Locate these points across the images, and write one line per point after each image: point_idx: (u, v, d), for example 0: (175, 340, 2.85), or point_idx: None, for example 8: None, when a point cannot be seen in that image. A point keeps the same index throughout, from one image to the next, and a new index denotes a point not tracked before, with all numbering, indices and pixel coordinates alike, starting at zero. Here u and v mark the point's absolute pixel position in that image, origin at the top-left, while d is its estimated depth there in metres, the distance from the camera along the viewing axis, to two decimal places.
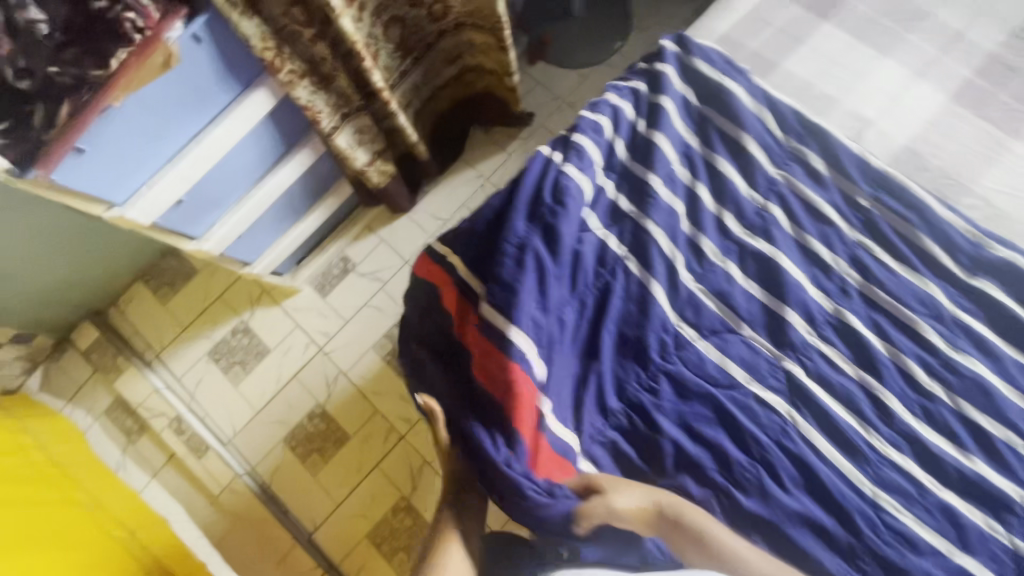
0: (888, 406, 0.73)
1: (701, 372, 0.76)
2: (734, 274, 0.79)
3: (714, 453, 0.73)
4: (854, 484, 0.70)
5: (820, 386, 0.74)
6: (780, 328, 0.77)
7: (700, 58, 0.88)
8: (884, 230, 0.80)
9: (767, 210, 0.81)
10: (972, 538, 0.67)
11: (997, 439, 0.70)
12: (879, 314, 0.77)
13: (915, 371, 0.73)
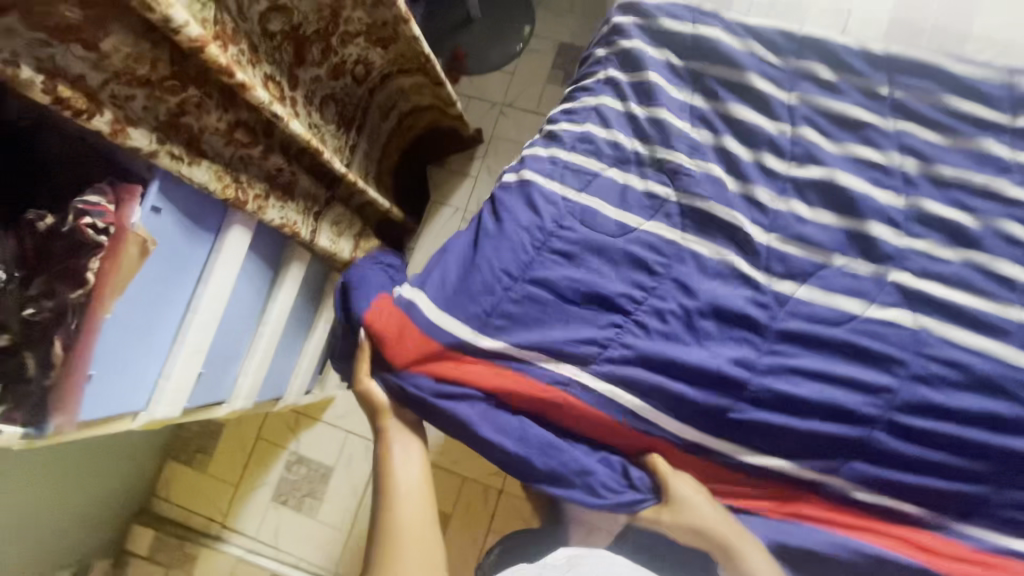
0: (1002, 271, 0.77)
1: (814, 317, 0.78)
2: (802, 212, 0.81)
3: (869, 386, 0.76)
4: (1011, 362, 0.75)
5: (931, 280, 0.78)
6: (871, 243, 0.79)
7: (663, 15, 0.88)
8: (919, 109, 0.81)
9: (799, 135, 0.83)
10: None
11: None
12: (955, 190, 0.79)
13: (1008, 227, 0.77)
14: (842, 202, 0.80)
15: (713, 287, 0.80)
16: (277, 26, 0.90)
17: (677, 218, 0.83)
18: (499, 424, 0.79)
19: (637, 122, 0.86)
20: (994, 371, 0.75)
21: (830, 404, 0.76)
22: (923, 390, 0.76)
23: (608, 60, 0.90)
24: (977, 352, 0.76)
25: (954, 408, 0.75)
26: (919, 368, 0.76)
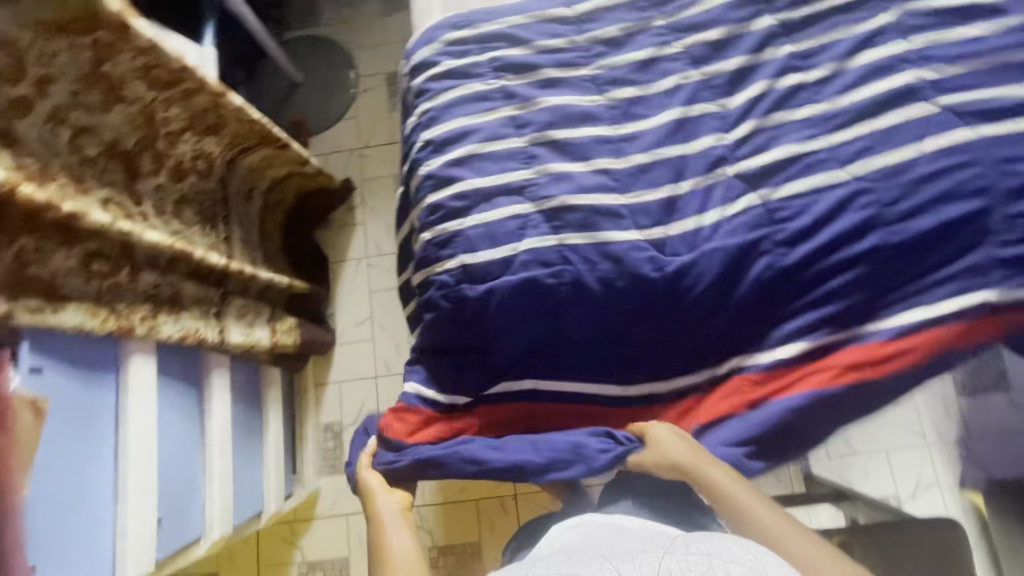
0: (822, 110, 0.82)
1: (696, 245, 0.79)
2: (639, 161, 0.81)
3: (765, 268, 0.79)
4: (871, 174, 0.79)
5: (771, 152, 0.81)
6: (705, 153, 0.81)
7: (449, 57, 0.90)
8: (693, 19, 0.87)
9: (612, 100, 0.85)
10: (940, 123, 0.80)
11: (890, 62, 0.83)
12: (752, 67, 0.84)
13: (803, 81, 0.83)
14: (677, 129, 0.83)
15: (598, 266, 0.78)
16: (94, 148, 0.88)
17: (547, 222, 0.80)
18: (491, 445, 0.82)
19: (471, 153, 0.84)
20: (857, 201, 0.79)
21: (742, 298, 0.79)
22: (804, 248, 0.78)
23: (418, 113, 0.90)
24: (845, 187, 0.79)
25: (840, 262, 0.79)
26: (786, 232, 0.79)
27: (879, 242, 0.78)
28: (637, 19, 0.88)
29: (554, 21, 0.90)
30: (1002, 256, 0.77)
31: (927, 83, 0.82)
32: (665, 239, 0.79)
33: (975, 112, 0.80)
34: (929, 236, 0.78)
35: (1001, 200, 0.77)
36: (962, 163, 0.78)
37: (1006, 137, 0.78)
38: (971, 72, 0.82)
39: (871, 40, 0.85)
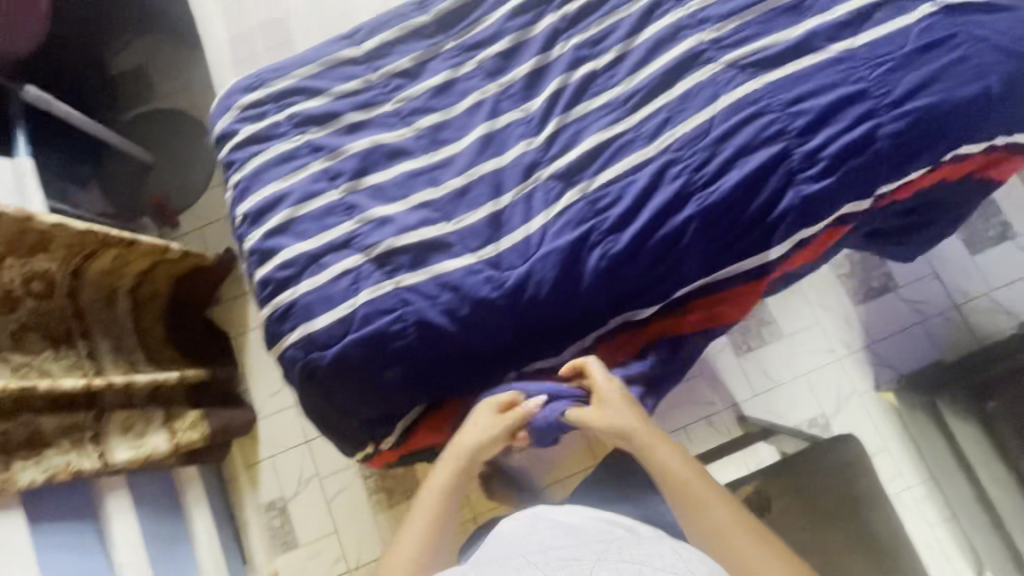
0: (618, 94, 0.84)
1: (530, 254, 0.79)
2: (456, 185, 0.81)
3: (600, 258, 0.80)
4: (675, 145, 0.82)
5: (580, 146, 0.82)
6: (517, 161, 0.82)
7: (247, 123, 0.87)
8: (479, 35, 0.87)
9: (418, 129, 0.84)
10: (725, 81, 0.83)
11: (671, 33, 0.86)
12: (545, 68, 0.86)
13: (595, 69, 0.85)
14: (486, 145, 0.83)
15: (439, 299, 0.78)
16: None
17: (379, 268, 0.79)
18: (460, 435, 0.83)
19: (289, 218, 0.81)
20: (668, 172, 0.81)
21: (587, 292, 0.80)
22: (631, 230, 0.79)
23: (231, 187, 0.87)
24: (655, 163, 0.81)
25: (668, 236, 0.80)
26: (610, 219, 0.80)
27: (697, 209, 0.80)
28: (428, 44, 0.88)
29: (345, 63, 0.87)
30: (807, 194, 0.80)
31: (708, 45, 0.85)
32: (498, 255, 0.79)
33: (756, 62, 0.83)
34: (742, 189, 0.80)
35: (796, 141, 0.81)
36: (754, 113, 0.82)
37: (787, 80, 0.82)
38: (745, 25, 0.85)
39: (651, 14, 0.87)
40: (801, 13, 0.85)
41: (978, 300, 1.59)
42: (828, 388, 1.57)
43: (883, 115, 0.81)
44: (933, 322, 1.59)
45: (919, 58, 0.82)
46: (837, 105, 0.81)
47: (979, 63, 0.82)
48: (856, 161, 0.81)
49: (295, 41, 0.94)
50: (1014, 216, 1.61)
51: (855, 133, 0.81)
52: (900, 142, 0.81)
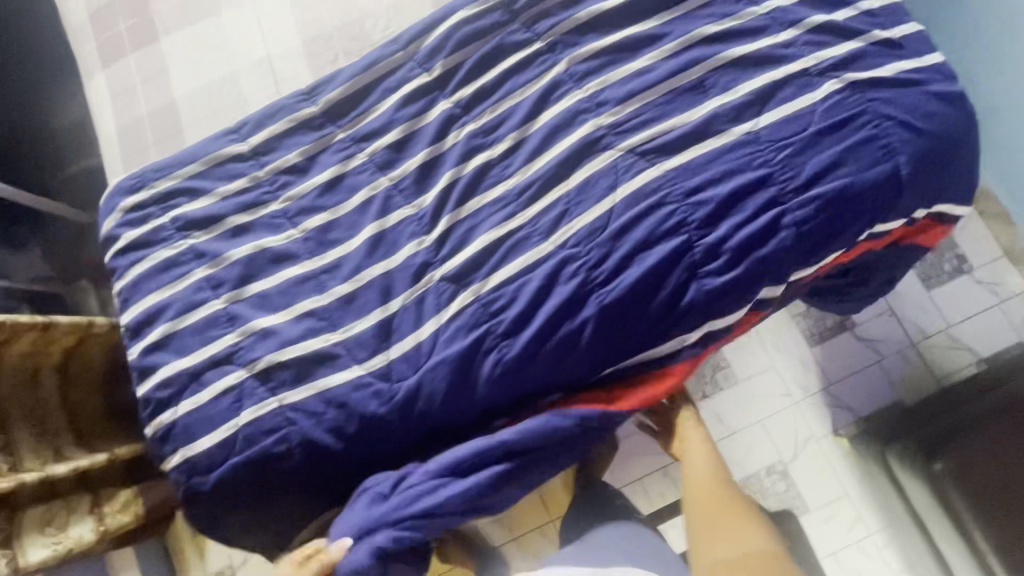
0: (512, 186, 0.80)
1: (420, 363, 0.76)
2: (344, 291, 0.78)
3: (494, 365, 0.76)
4: (571, 240, 0.78)
5: (473, 244, 0.78)
6: (407, 263, 0.78)
7: (130, 227, 0.83)
8: (370, 126, 0.83)
9: (305, 231, 0.80)
10: (624, 169, 0.79)
11: (568, 118, 0.82)
12: (437, 159, 0.82)
13: (489, 158, 0.81)
14: (375, 245, 0.79)
15: (325, 415, 0.75)
16: None
17: (262, 385, 0.75)
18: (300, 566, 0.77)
19: (170, 332, 0.78)
20: (564, 271, 0.77)
21: (483, 400, 0.77)
22: (528, 333, 0.76)
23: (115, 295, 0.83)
24: (550, 261, 0.78)
25: (566, 338, 0.76)
26: (504, 322, 0.76)
27: (594, 310, 0.76)
28: (317, 136, 0.84)
29: (231, 160, 0.84)
30: (711, 287, 0.77)
31: (606, 130, 0.81)
32: (388, 365, 0.76)
33: (656, 148, 0.80)
34: (641, 287, 0.77)
35: (696, 233, 0.78)
36: (654, 204, 0.78)
37: (688, 167, 0.79)
38: (645, 107, 0.81)
39: (548, 97, 0.83)
40: (704, 92, 0.81)
41: (937, 337, 1.51)
42: (783, 434, 1.45)
43: (787, 202, 0.78)
44: (890, 360, 1.51)
45: (824, 139, 0.79)
46: (739, 194, 0.78)
47: (885, 144, 0.79)
48: (760, 251, 0.78)
49: (184, 131, 0.90)
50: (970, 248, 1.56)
51: (757, 222, 0.78)
52: (805, 230, 0.78)
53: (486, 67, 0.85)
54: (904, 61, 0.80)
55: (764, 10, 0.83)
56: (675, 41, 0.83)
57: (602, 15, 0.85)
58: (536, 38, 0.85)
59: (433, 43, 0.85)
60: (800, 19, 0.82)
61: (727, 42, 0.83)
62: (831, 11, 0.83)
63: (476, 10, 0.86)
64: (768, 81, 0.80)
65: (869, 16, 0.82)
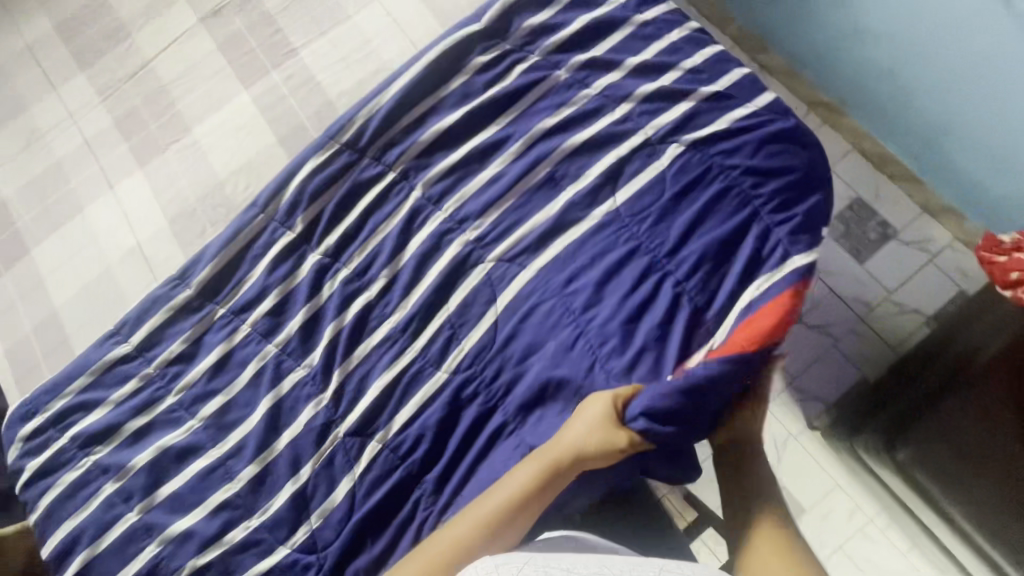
0: (394, 322, 0.80)
1: (342, 526, 0.75)
2: (252, 471, 0.76)
3: (415, 503, 0.76)
4: (463, 366, 0.78)
5: (369, 392, 0.78)
6: (307, 427, 0.77)
7: (32, 456, 0.82)
8: (245, 297, 0.83)
9: (205, 419, 0.80)
10: (499, 279, 0.80)
11: (435, 242, 0.82)
12: (318, 314, 0.82)
13: (368, 301, 0.81)
14: (274, 418, 0.78)
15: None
16: None
17: None
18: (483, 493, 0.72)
19: (89, 558, 0.76)
20: (462, 396, 0.77)
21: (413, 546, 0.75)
22: (439, 467, 0.76)
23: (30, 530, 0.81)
24: (446, 391, 0.77)
25: (483, 453, 0.76)
26: (414, 464, 0.76)
27: (504, 419, 0.77)
28: (197, 319, 0.83)
29: (118, 363, 0.83)
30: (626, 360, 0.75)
31: (473, 245, 0.81)
32: (311, 537, 0.75)
33: (525, 252, 0.80)
34: (541, 388, 0.76)
35: (586, 321, 0.78)
36: (534, 308, 0.78)
37: (558, 263, 0.79)
38: (505, 213, 0.82)
39: (411, 225, 0.83)
40: (557, 185, 0.82)
41: (881, 307, 1.49)
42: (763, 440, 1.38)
43: (664, 265, 0.78)
44: (845, 342, 1.47)
45: (681, 201, 0.80)
46: (612, 274, 0.78)
47: (739, 192, 0.80)
48: (656, 316, 0.76)
49: (71, 340, 0.89)
50: (891, 214, 1.54)
51: (644, 294, 0.77)
52: (692, 283, 0.77)
53: (345, 210, 0.85)
54: (735, 111, 0.83)
55: (595, 92, 0.86)
56: (519, 142, 0.84)
57: (444, 133, 0.86)
58: (387, 169, 0.86)
59: (290, 199, 0.85)
60: (631, 92, 0.84)
61: (568, 132, 0.84)
62: (657, 77, 0.85)
63: (323, 155, 0.86)
64: (613, 160, 0.82)
65: (693, 75, 0.85)
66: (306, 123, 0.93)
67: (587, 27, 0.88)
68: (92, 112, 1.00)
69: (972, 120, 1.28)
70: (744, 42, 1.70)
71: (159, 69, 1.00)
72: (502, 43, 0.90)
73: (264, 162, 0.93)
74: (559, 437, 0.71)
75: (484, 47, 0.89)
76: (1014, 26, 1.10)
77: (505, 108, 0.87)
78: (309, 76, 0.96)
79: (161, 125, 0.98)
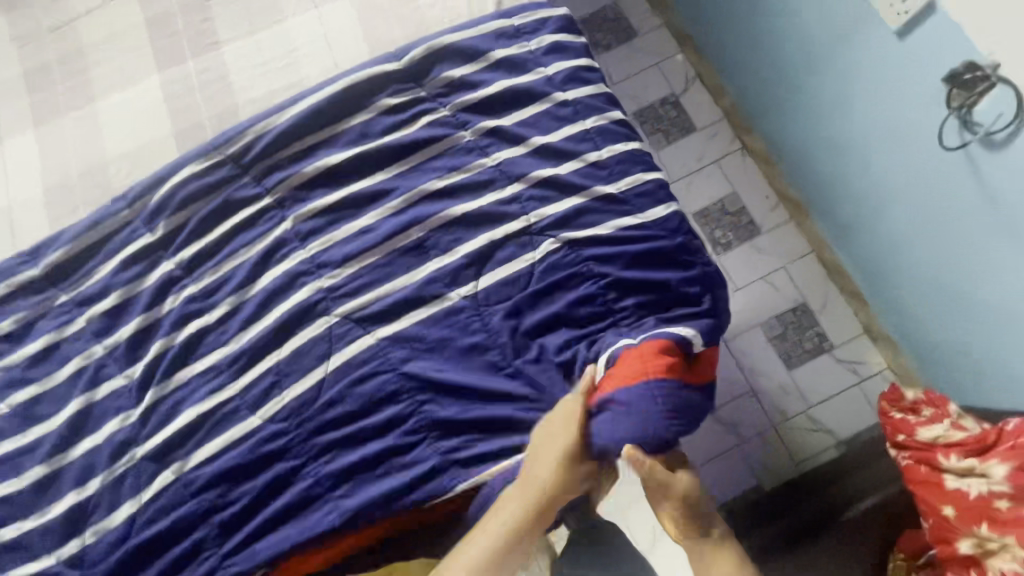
0: (225, 355, 0.78)
1: (112, 547, 0.73)
2: (44, 471, 0.75)
3: (193, 545, 0.73)
4: (279, 415, 0.75)
5: (180, 418, 0.76)
6: (108, 440, 0.75)
7: None
8: (88, 290, 0.81)
9: (13, 406, 0.78)
10: (339, 338, 0.77)
11: (287, 281, 0.79)
12: (153, 327, 0.79)
13: (205, 325, 0.78)
14: (79, 422, 0.76)
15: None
16: None
17: None
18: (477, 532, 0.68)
19: None
20: (269, 447, 0.75)
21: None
22: (227, 512, 0.74)
23: None
24: (253, 438, 0.75)
25: (277, 513, 0.73)
26: (202, 504, 0.74)
27: (307, 481, 0.74)
28: (35, 301, 0.81)
29: None
30: (446, 449, 0.74)
31: (324, 293, 0.78)
32: (80, 551, 0.73)
33: (372, 316, 0.77)
34: (350, 458, 0.74)
35: (414, 398, 0.75)
36: (365, 374, 0.76)
37: (402, 334, 0.76)
38: (365, 270, 0.79)
39: (270, 257, 0.80)
40: (425, 252, 0.79)
41: (796, 420, 1.38)
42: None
43: (505, 360, 0.76)
44: (750, 447, 1.37)
45: (543, 298, 0.77)
46: (450, 357, 0.76)
47: (604, 299, 0.77)
48: (486, 410, 0.75)
49: None
50: (830, 326, 1.44)
51: (478, 386, 0.74)
52: (530, 379, 0.76)
53: (211, 225, 0.82)
54: (624, 218, 0.79)
55: (491, 162, 0.82)
56: (400, 198, 0.81)
57: (328, 169, 0.82)
58: (265, 192, 0.83)
59: (157, 202, 0.83)
60: (524, 172, 0.81)
61: (451, 200, 0.81)
62: (558, 162, 0.81)
63: (204, 164, 0.84)
64: (486, 241, 0.78)
65: (594, 169, 0.81)
66: (206, 122, 0.90)
67: (502, 93, 0.84)
68: (2, 59, 0.97)
69: (923, 266, 1.19)
70: (732, 116, 1.58)
71: (81, 30, 0.97)
72: (418, 89, 0.86)
73: (152, 154, 0.89)
74: (547, 463, 0.69)
75: (395, 90, 0.86)
76: (982, 192, 1.00)
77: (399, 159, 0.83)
78: (223, 73, 0.92)
79: (65, 89, 0.94)
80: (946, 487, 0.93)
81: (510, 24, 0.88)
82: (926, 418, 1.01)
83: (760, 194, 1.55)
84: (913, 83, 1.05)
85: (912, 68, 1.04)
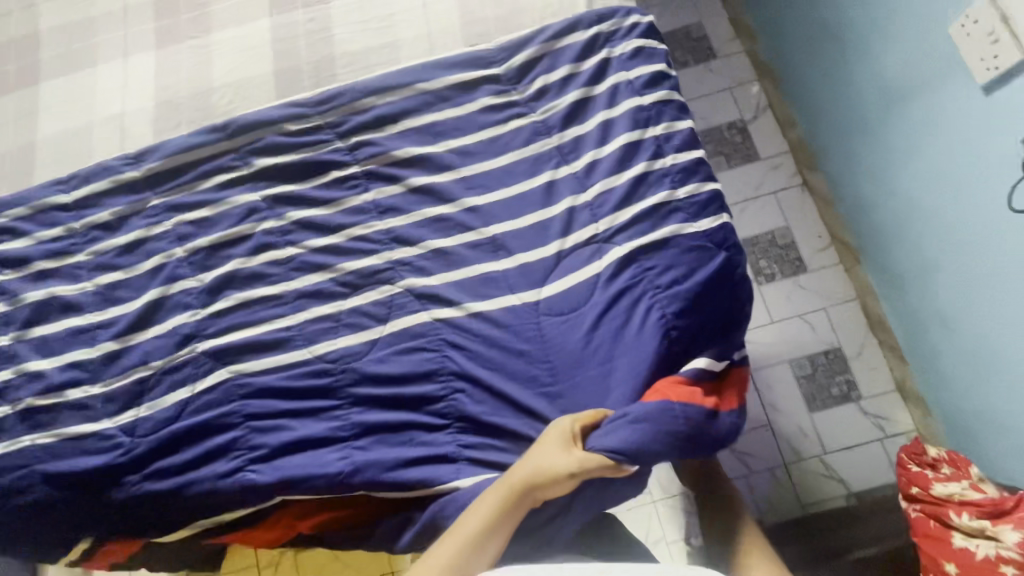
0: (291, 292, 0.85)
1: (156, 426, 0.81)
2: (112, 346, 0.84)
3: (226, 446, 0.79)
4: (329, 352, 0.82)
5: (240, 332, 0.83)
6: (173, 335, 0.84)
7: None
8: (179, 200, 0.90)
9: (97, 285, 0.87)
10: (396, 304, 0.83)
11: (360, 241, 0.86)
12: (230, 249, 0.87)
13: (277, 256, 0.86)
14: (150, 311, 0.85)
15: (62, 460, 0.80)
16: None
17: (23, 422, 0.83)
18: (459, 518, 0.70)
19: None
20: (314, 382, 0.81)
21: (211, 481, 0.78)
22: (260, 422, 0.80)
23: None
24: (300, 367, 0.82)
25: (306, 440, 0.79)
26: (242, 413, 0.80)
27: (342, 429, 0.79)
28: (132, 200, 0.91)
29: (53, 208, 0.92)
30: (465, 444, 0.78)
31: (393, 265, 0.85)
32: (133, 421, 0.81)
33: (430, 297, 0.83)
34: (386, 414, 0.79)
35: (450, 384, 0.80)
36: (417, 347, 0.81)
37: (459, 321, 0.81)
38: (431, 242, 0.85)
39: (347, 223, 0.87)
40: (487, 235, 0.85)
41: (808, 462, 1.36)
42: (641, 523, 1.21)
43: (543, 351, 0.80)
44: (757, 478, 1.35)
45: (587, 301, 0.81)
46: (502, 359, 0.80)
47: (642, 302, 0.79)
48: (514, 386, 0.78)
49: (34, 171, 0.99)
50: (861, 378, 1.41)
51: (509, 363, 0.80)
52: (557, 370, 0.79)
53: (299, 173, 0.90)
54: (672, 224, 0.82)
55: (566, 169, 0.87)
56: (479, 195, 0.87)
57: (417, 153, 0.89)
58: (354, 162, 0.90)
59: (257, 144, 0.91)
60: (595, 180, 0.85)
61: (524, 201, 0.86)
62: (625, 167, 0.85)
63: (303, 123, 0.92)
64: (554, 250, 0.83)
65: (659, 181, 0.84)
66: (304, 68, 0.98)
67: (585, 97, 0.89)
68: None
69: (973, 326, 1.15)
70: (799, 154, 1.57)
71: None
72: (511, 91, 0.91)
73: (254, 96, 0.98)
74: (528, 462, 0.70)
75: (494, 91, 0.91)
76: None
77: (482, 153, 0.89)
78: (326, 25, 1.00)
79: (187, 18, 1.04)
80: (950, 544, 0.92)
81: (601, 28, 0.92)
82: (945, 475, 0.99)
83: (811, 233, 1.53)
84: (994, 131, 1.03)
85: (995, 114, 1.02)
